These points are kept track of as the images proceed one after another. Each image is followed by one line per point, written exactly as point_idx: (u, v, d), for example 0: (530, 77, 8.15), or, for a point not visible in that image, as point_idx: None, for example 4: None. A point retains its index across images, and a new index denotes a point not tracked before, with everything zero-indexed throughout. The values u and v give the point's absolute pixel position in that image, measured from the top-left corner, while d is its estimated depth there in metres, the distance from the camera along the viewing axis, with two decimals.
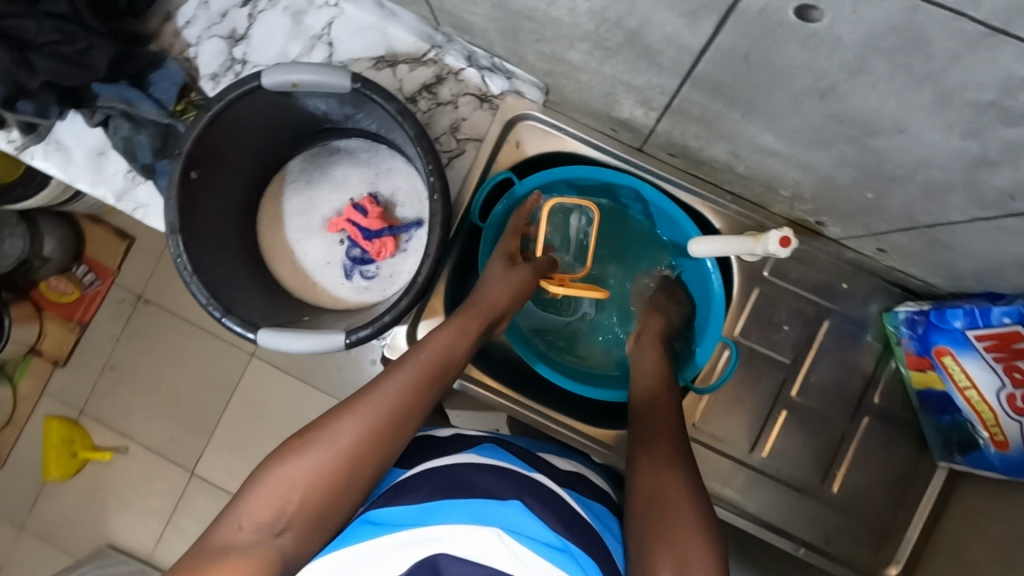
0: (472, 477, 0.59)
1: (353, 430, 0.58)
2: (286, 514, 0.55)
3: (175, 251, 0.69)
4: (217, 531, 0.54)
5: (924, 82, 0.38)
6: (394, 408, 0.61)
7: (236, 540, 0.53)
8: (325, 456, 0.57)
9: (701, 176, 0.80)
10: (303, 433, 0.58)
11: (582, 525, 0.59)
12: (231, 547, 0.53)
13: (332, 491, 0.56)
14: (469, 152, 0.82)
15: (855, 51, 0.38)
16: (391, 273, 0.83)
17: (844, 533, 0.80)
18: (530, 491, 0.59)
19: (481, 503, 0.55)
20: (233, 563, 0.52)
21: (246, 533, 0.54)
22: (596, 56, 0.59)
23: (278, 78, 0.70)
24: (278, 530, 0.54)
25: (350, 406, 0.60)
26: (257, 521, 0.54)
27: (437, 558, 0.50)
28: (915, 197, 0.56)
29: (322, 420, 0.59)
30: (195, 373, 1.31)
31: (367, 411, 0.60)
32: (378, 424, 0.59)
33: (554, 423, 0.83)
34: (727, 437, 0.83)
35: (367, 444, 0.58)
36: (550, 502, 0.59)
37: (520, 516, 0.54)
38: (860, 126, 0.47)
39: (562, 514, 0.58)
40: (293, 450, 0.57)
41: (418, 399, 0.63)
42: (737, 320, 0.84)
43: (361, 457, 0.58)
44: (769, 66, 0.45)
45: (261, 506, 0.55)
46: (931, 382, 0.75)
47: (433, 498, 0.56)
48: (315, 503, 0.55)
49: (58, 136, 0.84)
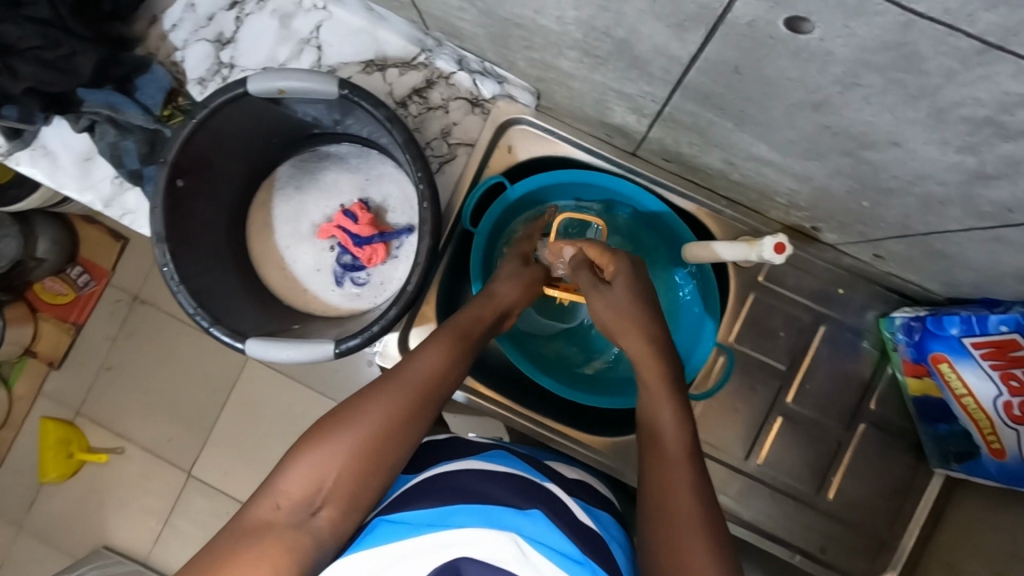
0: (483, 483, 0.58)
1: (387, 404, 0.57)
2: (322, 493, 0.53)
3: (162, 260, 0.68)
4: (249, 512, 0.52)
5: (919, 97, 0.37)
6: (424, 387, 0.60)
7: (274, 518, 0.51)
8: (359, 434, 0.55)
9: (695, 181, 0.79)
10: (336, 413, 0.57)
11: (591, 535, 0.58)
12: (269, 526, 0.50)
13: (367, 470, 0.54)
14: (460, 157, 0.81)
15: (847, 66, 0.37)
16: (382, 279, 0.82)
17: (840, 541, 0.80)
18: (543, 499, 0.58)
19: (495, 509, 0.54)
20: (272, 541, 0.49)
21: (281, 512, 0.51)
22: (586, 63, 0.58)
23: (265, 84, 0.68)
24: (314, 509, 0.52)
25: (381, 384, 0.59)
26: (292, 499, 0.52)
27: (460, 562, 0.48)
28: (911, 208, 0.55)
29: (354, 399, 0.58)
30: (189, 376, 1.30)
31: (398, 390, 0.59)
32: (410, 402, 0.58)
33: (548, 432, 0.83)
34: (722, 444, 0.83)
35: (402, 423, 0.57)
36: (561, 510, 0.58)
37: (536, 524, 0.53)
38: (854, 139, 0.46)
39: (575, 524, 0.57)
40: (326, 429, 0.55)
41: (447, 378, 0.62)
42: (732, 326, 0.83)
43: (394, 435, 0.56)
44: (760, 78, 0.44)
45: (296, 484, 0.53)
46: (930, 390, 0.75)
47: (446, 503, 0.54)
48: (351, 482, 0.54)
49: (44, 141, 0.83)
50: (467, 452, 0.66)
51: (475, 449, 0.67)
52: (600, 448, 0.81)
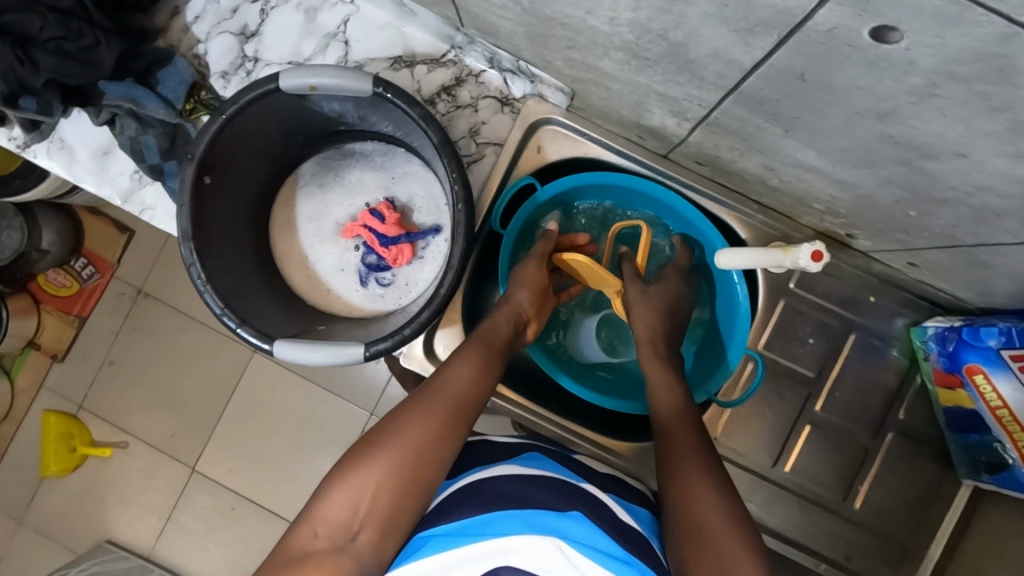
0: (523, 487, 0.58)
1: (413, 426, 0.59)
2: (358, 517, 0.54)
3: (188, 258, 0.67)
4: (292, 542, 0.54)
5: (1001, 110, 0.36)
6: (450, 407, 0.61)
7: (314, 547, 0.53)
8: (389, 457, 0.57)
9: (728, 185, 0.78)
10: (367, 439, 0.59)
11: (635, 536, 0.58)
12: (310, 554, 0.53)
13: (399, 491, 0.56)
14: (488, 157, 0.79)
15: (930, 75, 0.36)
16: (407, 280, 0.80)
17: (865, 549, 0.79)
18: (583, 501, 0.58)
19: (534, 511, 0.54)
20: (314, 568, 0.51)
21: (322, 540, 0.54)
22: (632, 65, 0.57)
23: (296, 81, 0.67)
24: (351, 535, 0.54)
25: (408, 406, 0.61)
26: (331, 526, 0.54)
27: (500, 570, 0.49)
28: (962, 219, 0.54)
29: (384, 424, 0.60)
30: (197, 372, 1.28)
31: (426, 410, 0.60)
32: (437, 422, 0.60)
33: (573, 436, 0.81)
34: (748, 451, 0.82)
35: (430, 443, 0.58)
36: (602, 512, 0.58)
37: (575, 524, 0.53)
38: (916, 149, 0.46)
39: (618, 524, 0.58)
40: (359, 455, 0.58)
41: (473, 395, 0.63)
42: (761, 333, 0.83)
43: (422, 455, 0.58)
44: (827, 85, 0.43)
45: (333, 511, 0.55)
46: (961, 400, 0.74)
47: (487, 509, 0.55)
48: (385, 504, 0.55)
49: (62, 134, 0.81)
50: (503, 457, 0.66)
51: (514, 453, 0.67)
52: (626, 454, 0.80)
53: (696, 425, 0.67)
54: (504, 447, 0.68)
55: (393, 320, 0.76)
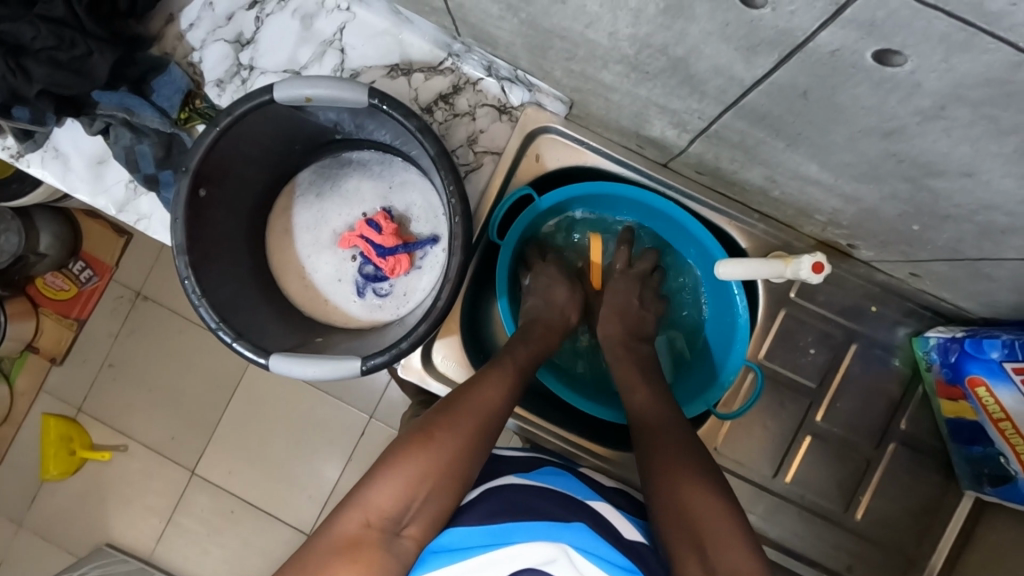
0: (526, 499, 0.57)
1: (463, 424, 0.60)
2: (409, 512, 0.55)
3: (182, 272, 0.66)
4: (339, 528, 0.54)
5: (1010, 133, 0.36)
6: (495, 411, 0.63)
7: (360, 537, 0.53)
8: (442, 457, 0.58)
9: (728, 195, 0.77)
10: (418, 433, 0.59)
11: (637, 549, 0.58)
12: (359, 544, 0.53)
13: (448, 492, 0.57)
14: (486, 166, 0.78)
15: (936, 98, 0.35)
16: (405, 291, 0.80)
17: (866, 560, 0.79)
18: (588, 511, 0.58)
19: (537, 523, 0.53)
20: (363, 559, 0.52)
21: (371, 530, 0.54)
22: (632, 77, 0.56)
23: (290, 92, 0.66)
24: (399, 528, 0.55)
25: (454, 404, 0.62)
26: (381, 516, 0.55)
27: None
28: (967, 234, 0.53)
29: (434, 420, 0.60)
30: (195, 376, 1.28)
31: (474, 412, 0.61)
32: (486, 425, 0.61)
33: (574, 447, 0.81)
34: (749, 461, 0.81)
35: (478, 445, 0.60)
36: (605, 523, 0.58)
37: (576, 533, 0.53)
38: (921, 167, 0.45)
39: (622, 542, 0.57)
40: (411, 449, 0.58)
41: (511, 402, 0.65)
42: (761, 343, 0.82)
43: (471, 457, 0.59)
44: (831, 103, 0.42)
45: (385, 501, 0.55)
46: (964, 412, 0.73)
47: (492, 520, 0.55)
48: (435, 502, 0.56)
49: (56, 143, 0.80)
50: (506, 469, 0.65)
51: (518, 468, 0.66)
52: (627, 464, 0.80)
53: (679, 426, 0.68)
54: (505, 460, 0.68)
55: (390, 333, 0.75)
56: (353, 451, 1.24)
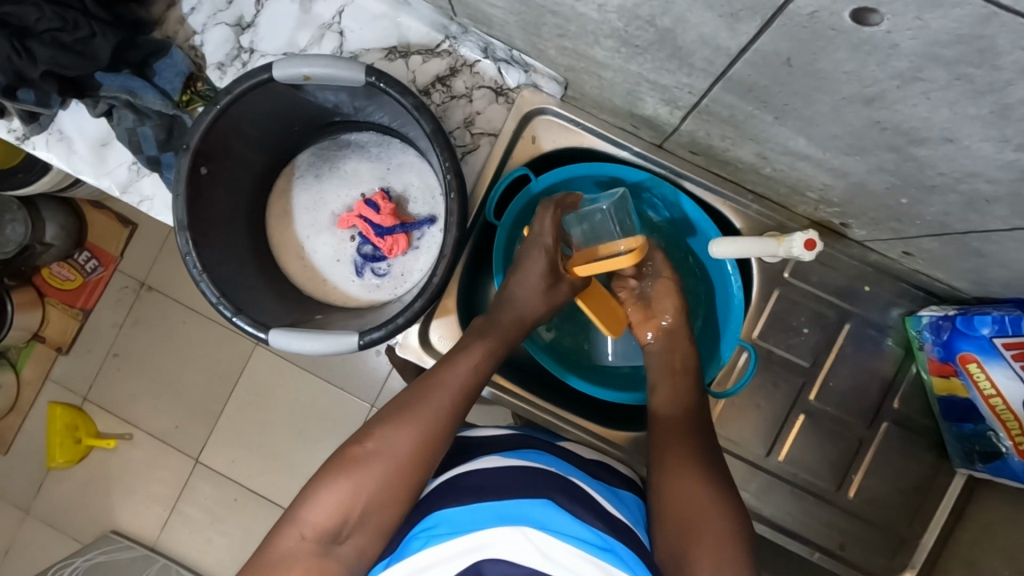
0: (506, 478, 0.58)
1: (405, 434, 0.61)
2: (346, 525, 0.57)
3: (184, 248, 0.68)
4: (280, 542, 0.57)
5: (986, 92, 0.38)
6: (436, 418, 0.63)
7: (298, 548, 0.56)
8: (379, 471, 0.59)
9: (721, 174, 0.78)
10: (359, 445, 0.61)
11: (620, 525, 0.58)
12: (294, 556, 0.56)
13: (387, 503, 0.58)
14: (483, 147, 0.79)
15: (912, 59, 0.37)
16: (403, 271, 0.81)
17: (859, 537, 0.80)
18: (562, 486, 0.58)
19: (510, 501, 0.53)
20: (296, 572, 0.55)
21: (307, 542, 0.56)
22: (623, 53, 0.57)
23: (290, 71, 0.67)
24: (339, 539, 0.57)
25: (400, 413, 0.62)
26: (318, 529, 0.57)
27: (483, 563, 0.49)
28: (953, 206, 0.54)
29: (372, 434, 0.61)
30: (198, 363, 1.29)
31: (412, 423, 0.62)
32: (427, 431, 0.62)
33: (563, 422, 0.81)
34: (742, 441, 0.82)
35: (417, 457, 0.60)
36: (583, 498, 0.58)
37: (561, 516, 0.53)
38: (904, 135, 0.46)
39: (604, 515, 0.57)
40: (348, 463, 0.59)
41: (462, 401, 0.65)
42: (754, 323, 0.83)
43: (411, 468, 0.60)
44: (813, 70, 0.44)
45: (321, 515, 0.57)
46: (955, 389, 0.74)
47: (479, 499, 0.55)
48: (374, 515, 0.58)
49: (60, 125, 0.81)
50: (499, 445, 0.67)
51: (509, 444, 0.67)
52: (619, 442, 0.82)
53: (698, 422, 0.70)
54: (498, 440, 0.68)
55: (389, 309, 0.77)
56: None
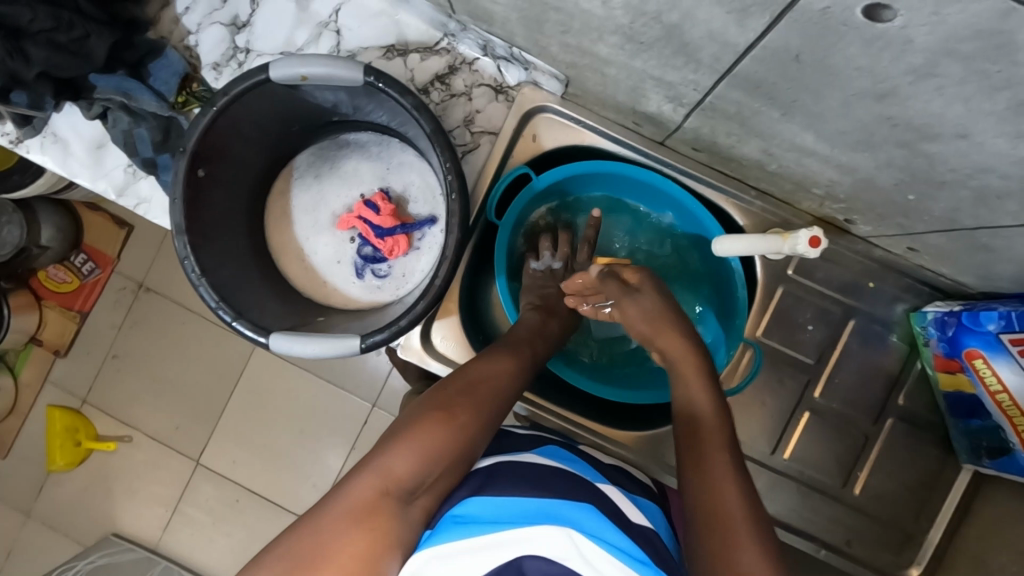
0: (548, 479, 0.57)
1: (480, 402, 0.61)
2: (423, 484, 0.55)
3: (183, 252, 0.66)
4: (354, 491, 0.53)
5: (1000, 88, 0.37)
6: (502, 392, 0.64)
7: (377, 502, 0.52)
8: (459, 431, 0.58)
9: (724, 171, 0.77)
10: (438, 406, 0.60)
11: (648, 535, 0.57)
12: (375, 510, 0.52)
13: (458, 469, 0.57)
14: (483, 146, 0.78)
15: (927, 54, 0.37)
16: (404, 272, 0.80)
17: (865, 534, 0.80)
18: (597, 493, 0.58)
19: (553, 502, 0.53)
20: (374, 525, 0.51)
21: (388, 497, 0.53)
22: (626, 49, 0.56)
23: (288, 71, 0.66)
24: (412, 498, 0.54)
25: (472, 382, 0.63)
26: (398, 484, 0.54)
27: (523, 559, 0.48)
28: (963, 201, 0.53)
29: (450, 396, 0.61)
30: (198, 365, 1.28)
31: (484, 392, 0.62)
32: (498, 406, 0.63)
33: (573, 426, 0.82)
34: (749, 439, 0.82)
35: (486, 425, 0.61)
36: (615, 509, 0.57)
37: (602, 523, 0.51)
38: (915, 131, 0.46)
39: (629, 522, 0.56)
40: (429, 422, 0.58)
41: (523, 383, 0.68)
42: (759, 321, 0.82)
43: (482, 439, 0.60)
44: (823, 66, 0.43)
45: (402, 469, 0.55)
46: (962, 385, 0.73)
47: (521, 493, 0.54)
48: (446, 480, 0.56)
49: (55, 128, 0.80)
50: (509, 448, 0.66)
51: (517, 447, 0.67)
52: (627, 443, 0.82)
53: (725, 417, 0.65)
54: (511, 440, 0.68)
55: (390, 310, 0.76)
56: (355, 439, 1.25)
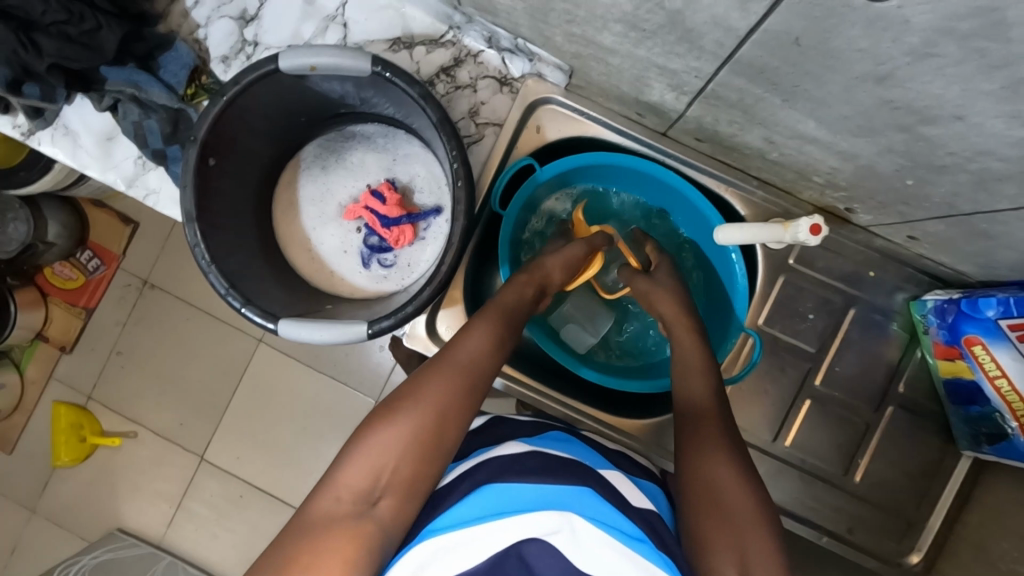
0: (541, 462, 0.57)
1: (436, 391, 0.59)
2: (380, 485, 0.54)
3: (193, 239, 0.68)
4: (317, 503, 0.54)
5: (997, 68, 0.38)
6: (463, 376, 0.61)
7: (335, 511, 0.53)
8: (412, 424, 0.57)
9: (726, 161, 0.78)
10: (389, 402, 0.59)
11: (649, 516, 0.58)
12: (332, 519, 0.52)
13: (417, 464, 0.56)
14: (488, 137, 0.79)
15: (925, 34, 0.38)
16: (410, 261, 0.81)
17: (867, 522, 0.80)
18: (593, 475, 0.58)
19: (547, 484, 0.53)
20: (336, 533, 0.51)
21: (346, 504, 0.53)
22: (630, 38, 0.57)
23: (297, 61, 0.67)
24: (373, 502, 0.54)
25: (428, 372, 0.61)
26: (356, 489, 0.54)
27: (521, 545, 0.49)
28: (962, 186, 0.54)
29: (405, 389, 0.60)
30: (202, 359, 1.29)
31: (441, 382, 0.60)
32: (457, 389, 0.60)
33: (576, 414, 0.83)
34: (750, 427, 0.83)
35: (447, 414, 0.59)
36: (610, 487, 0.58)
37: (597, 504, 0.52)
38: (915, 113, 0.47)
39: (630, 507, 0.57)
40: (380, 420, 0.57)
41: (490, 361, 0.64)
42: (760, 310, 0.83)
43: (440, 429, 0.58)
44: (825, 50, 0.44)
45: (355, 475, 0.55)
46: (959, 372, 0.74)
47: (521, 478, 0.54)
48: (405, 478, 0.55)
49: (65, 120, 0.81)
50: (514, 432, 0.67)
51: (524, 433, 0.67)
52: (630, 431, 0.82)
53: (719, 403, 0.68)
54: (516, 426, 0.69)
55: (396, 299, 0.77)
56: None
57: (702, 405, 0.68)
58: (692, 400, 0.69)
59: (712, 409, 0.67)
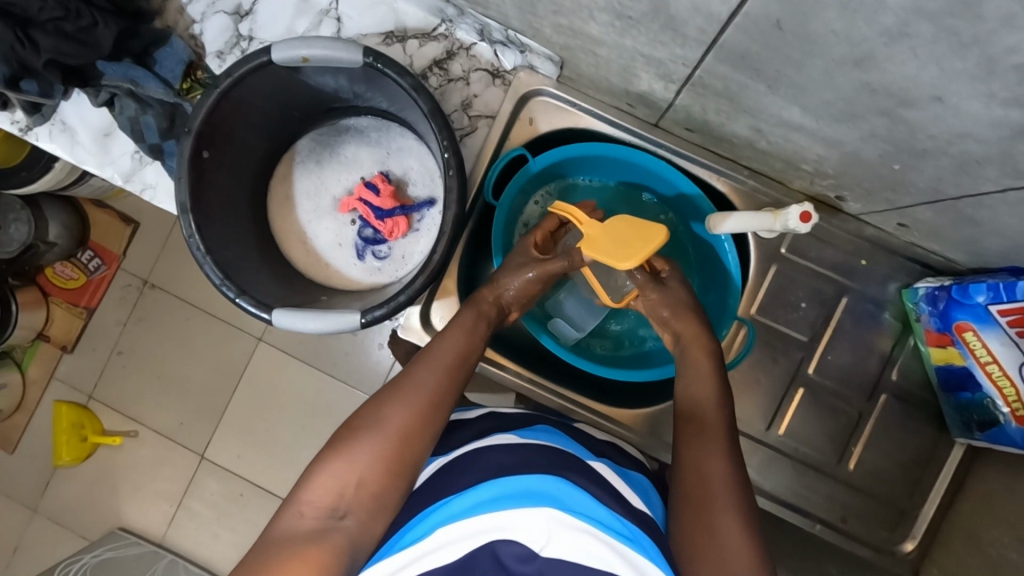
0: (527, 456, 0.57)
1: (400, 408, 0.59)
2: (345, 500, 0.54)
3: (187, 231, 0.68)
4: (283, 521, 0.54)
5: (970, 47, 0.39)
6: (429, 392, 0.61)
7: (300, 528, 0.53)
8: (375, 442, 0.56)
9: (718, 151, 0.79)
10: (355, 420, 0.59)
11: (636, 511, 0.58)
12: (296, 536, 0.52)
13: (382, 480, 0.55)
14: (480, 129, 0.80)
15: (899, 14, 0.39)
16: (403, 254, 0.82)
17: (861, 511, 0.81)
18: (580, 468, 0.58)
19: (529, 479, 0.53)
20: (299, 549, 0.51)
21: (310, 520, 0.53)
22: (616, 27, 0.58)
23: (288, 53, 0.68)
24: (338, 518, 0.53)
25: (393, 390, 0.61)
26: (320, 506, 0.54)
27: (495, 545, 0.49)
28: (946, 170, 0.55)
29: (370, 408, 0.60)
30: (202, 357, 1.30)
31: (406, 399, 0.60)
32: (421, 406, 0.60)
33: (568, 403, 0.83)
34: (743, 417, 0.83)
35: (413, 431, 0.58)
36: (596, 479, 0.58)
37: (580, 498, 0.52)
38: (895, 96, 0.47)
39: (617, 498, 0.57)
40: (345, 439, 0.57)
41: (456, 377, 0.64)
42: (752, 299, 0.83)
43: (406, 444, 0.57)
44: (803, 33, 0.45)
45: (319, 492, 0.54)
46: (953, 358, 0.74)
47: (505, 473, 0.54)
48: (370, 493, 0.55)
49: (63, 117, 0.82)
50: (505, 423, 0.68)
51: (515, 424, 0.67)
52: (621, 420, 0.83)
53: (715, 396, 0.67)
54: (507, 417, 0.70)
55: (390, 289, 0.77)
56: None
57: (698, 404, 0.67)
58: (690, 399, 0.68)
59: (709, 410, 0.66)
